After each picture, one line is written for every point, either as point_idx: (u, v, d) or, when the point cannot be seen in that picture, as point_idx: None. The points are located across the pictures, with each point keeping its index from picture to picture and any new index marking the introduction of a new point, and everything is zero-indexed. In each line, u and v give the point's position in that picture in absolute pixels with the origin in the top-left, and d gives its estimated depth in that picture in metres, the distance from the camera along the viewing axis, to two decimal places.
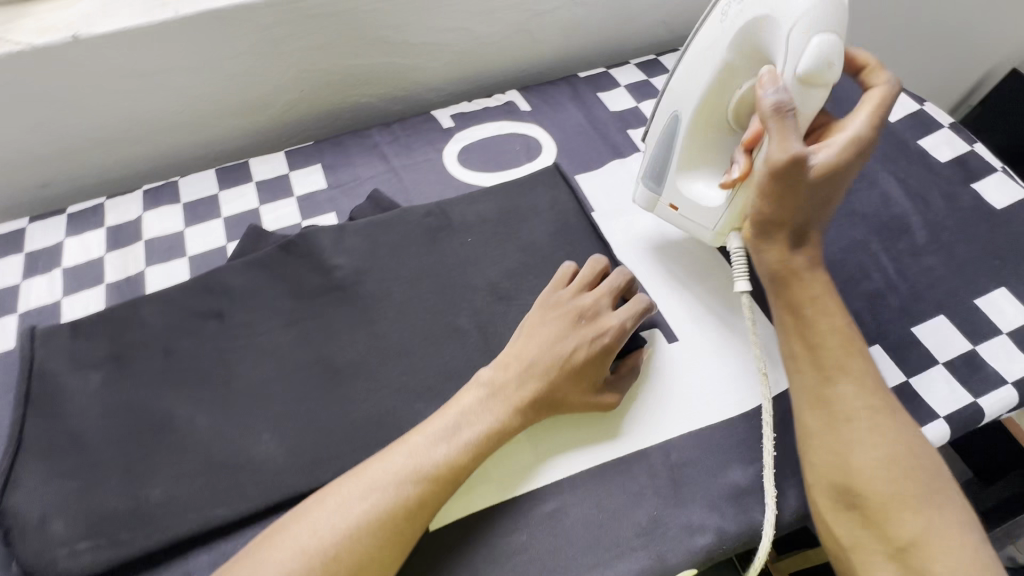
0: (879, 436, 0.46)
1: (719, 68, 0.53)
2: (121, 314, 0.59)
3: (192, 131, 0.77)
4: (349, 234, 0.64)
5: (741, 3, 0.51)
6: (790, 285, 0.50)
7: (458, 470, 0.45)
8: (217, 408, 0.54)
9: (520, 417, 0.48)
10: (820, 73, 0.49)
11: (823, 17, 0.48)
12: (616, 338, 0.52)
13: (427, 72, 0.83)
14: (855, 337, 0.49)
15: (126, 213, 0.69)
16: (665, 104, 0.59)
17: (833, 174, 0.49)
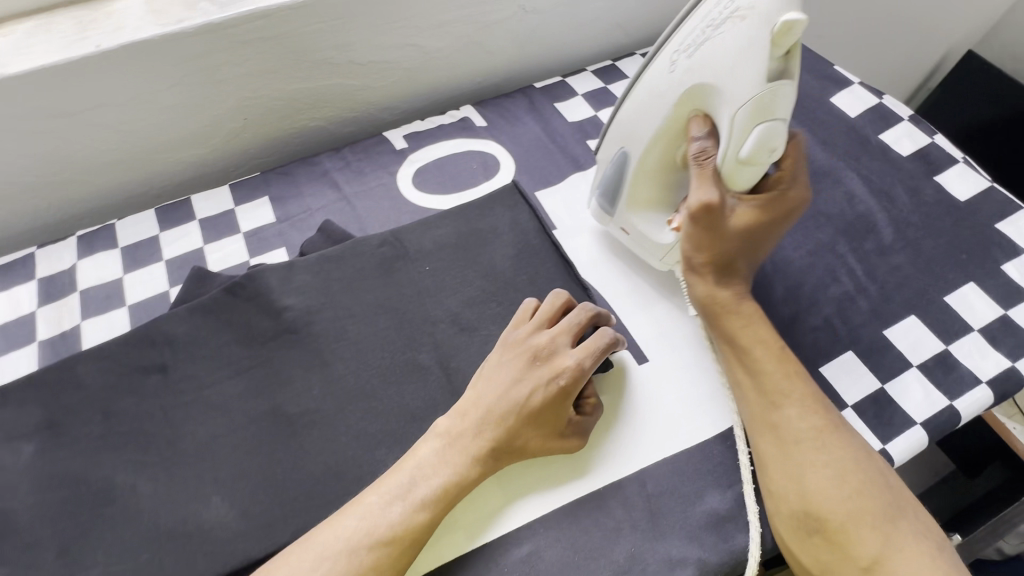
0: (830, 456, 0.46)
1: (664, 118, 0.52)
2: (54, 375, 0.55)
3: (129, 169, 0.73)
4: (299, 271, 0.61)
5: (690, 61, 0.49)
6: (722, 320, 0.53)
7: (416, 531, 0.45)
8: (163, 472, 0.50)
9: (479, 467, 0.47)
10: (756, 153, 0.49)
11: (772, 104, 0.47)
12: (573, 379, 0.50)
13: (378, 91, 0.80)
14: (791, 360, 0.50)
15: (59, 263, 0.65)
16: (614, 136, 0.58)
17: (752, 221, 0.52)
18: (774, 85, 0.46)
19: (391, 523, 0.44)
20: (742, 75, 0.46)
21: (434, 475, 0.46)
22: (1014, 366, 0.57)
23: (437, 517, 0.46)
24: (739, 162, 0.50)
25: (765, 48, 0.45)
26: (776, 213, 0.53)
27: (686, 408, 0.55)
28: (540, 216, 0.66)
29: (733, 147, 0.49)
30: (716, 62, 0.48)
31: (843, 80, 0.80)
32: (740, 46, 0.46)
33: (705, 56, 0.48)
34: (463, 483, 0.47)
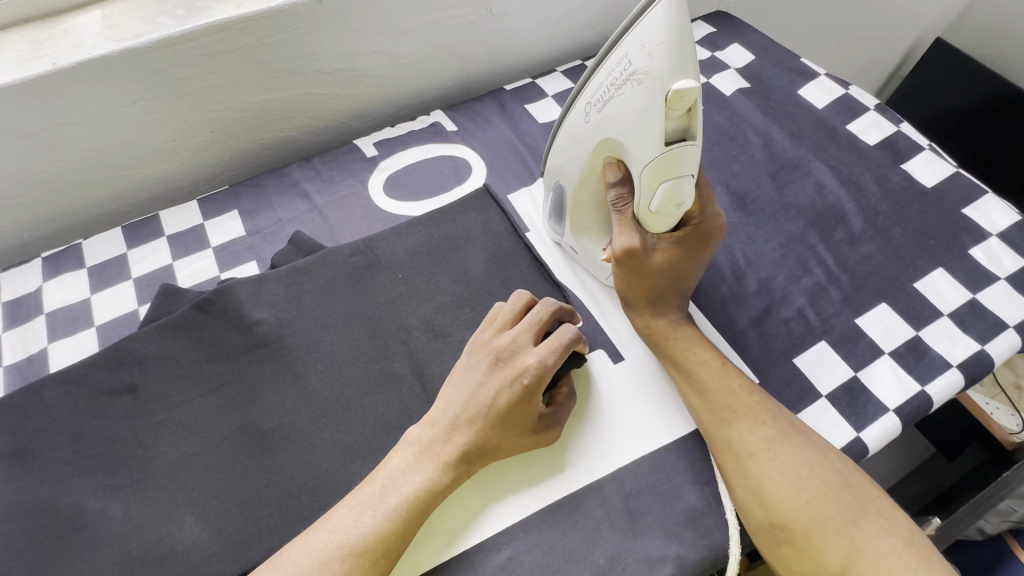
0: (785, 464, 0.47)
1: (584, 163, 0.51)
2: (20, 401, 0.54)
3: (95, 187, 0.72)
4: (269, 284, 0.60)
5: (598, 114, 0.46)
6: (661, 347, 0.55)
7: (388, 542, 0.44)
8: (134, 495, 0.50)
9: (453, 471, 0.47)
10: (665, 209, 0.46)
11: (674, 165, 0.43)
12: (537, 377, 0.49)
13: (346, 99, 0.79)
14: (735, 376, 0.52)
15: (25, 285, 0.63)
16: (551, 170, 0.57)
17: (674, 257, 0.53)
18: (674, 148, 0.42)
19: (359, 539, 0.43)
20: (642, 137, 0.42)
21: (405, 485, 0.46)
22: (983, 350, 0.57)
23: (409, 527, 0.45)
24: (652, 213, 0.47)
25: (658, 114, 0.41)
26: (697, 245, 0.53)
27: (662, 405, 0.55)
28: (511, 219, 0.66)
29: (641, 202, 0.46)
30: (619, 120, 0.44)
31: (810, 72, 0.81)
32: (637, 110, 0.42)
33: (609, 113, 0.45)
34: (437, 490, 0.47)
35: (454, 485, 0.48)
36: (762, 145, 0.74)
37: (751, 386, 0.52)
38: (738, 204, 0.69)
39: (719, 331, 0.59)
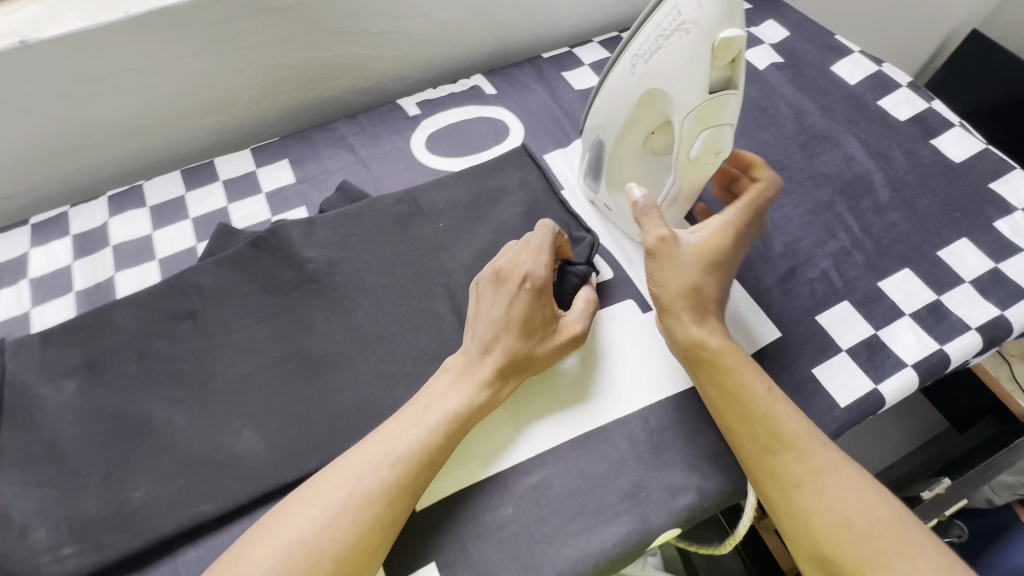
0: (834, 496, 0.45)
1: (626, 116, 0.53)
2: (92, 321, 0.58)
3: (155, 134, 0.76)
4: (319, 226, 0.64)
5: (643, 67, 0.48)
6: (703, 362, 0.51)
7: (432, 453, 0.48)
8: (196, 408, 0.54)
9: (491, 387, 0.51)
10: (705, 156, 0.48)
11: (716, 112, 0.45)
12: (542, 281, 0.53)
13: (390, 61, 0.82)
14: (781, 401, 0.49)
15: (92, 220, 0.68)
16: (590, 124, 0.59)
17: (710, 253, 0.53)
18: (717, 96, 0.44)
19: (398, 482, 0.46)
20: (687, 85, 0.45)
21: (446, 409, 0.49)
22: (1002, 314, 0.59)
23: (448, 445, 0.49)
24: (690, 162, 0.49)
25: (705, 63, 0.43)
26: (735, 244, 0.54)
27: None
28: (547, 177, 0.69)
29: (681, 150, 0.48)
30: (663, 70, 0.46)
31: (844, 49, 0.82)
32: (684, 59, 0.44)
33: (656, 64, 0.47)
34: (478, 406, 0.50)
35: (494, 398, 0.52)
36: (793, 118, 0.76)
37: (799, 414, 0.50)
38: None
39: (745, 288, 0.62)
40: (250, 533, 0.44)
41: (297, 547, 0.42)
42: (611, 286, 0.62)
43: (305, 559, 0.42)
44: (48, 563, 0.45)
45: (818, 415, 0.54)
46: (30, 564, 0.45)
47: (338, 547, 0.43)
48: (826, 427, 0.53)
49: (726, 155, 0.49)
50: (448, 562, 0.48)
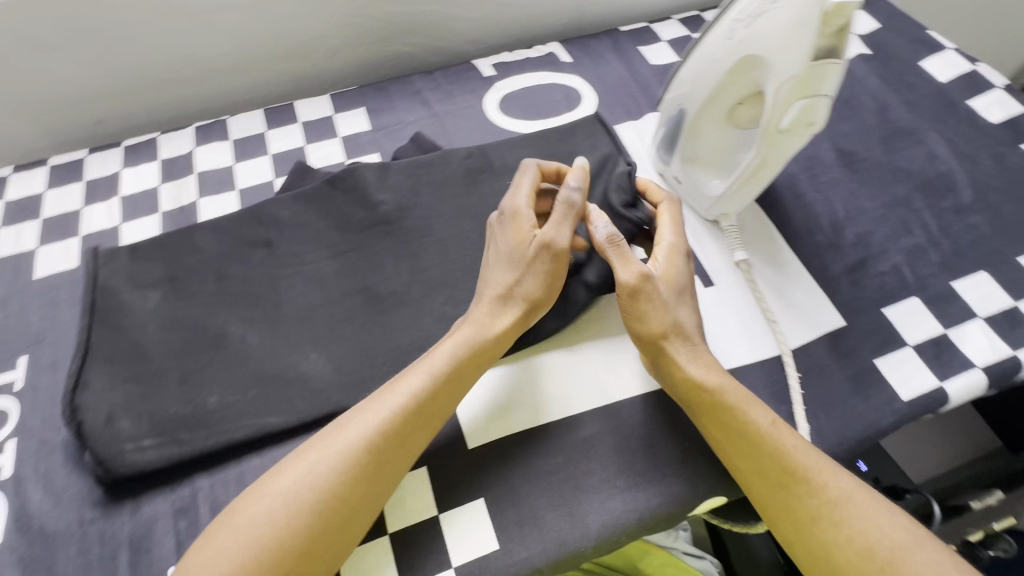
0: (850, 526, 0.44)
1: (715, 83, 0.52)
2: (177, 240, 0.62)
3: (240, 73, 0.79)
4: (393, 171, 0.65)
5: (743, 32, 0.48)
6: (705, 407, 0.49)
7: (438, 394, 0.48)
8: (268, 328, 0.56)
9: (461, 359, 0.49)
10: (798, 127, 0.47)
11: (817, 81, 0.44)
12: (521, 212, 0.53)
13: (468, 22, 0.83)
14: (785, 435, 0.47)
15: (179, 147, 0.72)
16: (673, 92, 0.58)
17: (675, 281, 0.53)
18: (820, 63, 0.43)
19: (387, 461, 0.46)
20: (791, 49, 0.44)
21: (408, 393, 0.47)
22: None
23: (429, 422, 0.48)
24: (779, 133, 0.48)
25: (813, 29, 0.43)
26: (688, 262, 0.54)
27: (750, 330, 0.57)
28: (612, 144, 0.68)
29: (772, 119, 0.47)
30: (766, 35, 0.46)
31: (937, 46, 0.79)
32: (791, 24, 0.44)
33: (759, 29, 0.46)
34: (446, 380, 0.49)
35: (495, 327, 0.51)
36: (875, 111, 0.74)
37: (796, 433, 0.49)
38: (844, 162, 0.69)
39: (811, 275, 0.61)
40: (265, 476, 0.45)
41: (307, 512, 0.42)
42: None
43: (315, 523, 0.42)
44: (130, 451, 0.49)
45: (878, 405, 0.53)
46: (114, 449, 0.48)
47: (354, 511, 0.44)
48: (885, 418, 0.53)
49: (818, 131, 0.48)
50: (497, 500, 0.49)
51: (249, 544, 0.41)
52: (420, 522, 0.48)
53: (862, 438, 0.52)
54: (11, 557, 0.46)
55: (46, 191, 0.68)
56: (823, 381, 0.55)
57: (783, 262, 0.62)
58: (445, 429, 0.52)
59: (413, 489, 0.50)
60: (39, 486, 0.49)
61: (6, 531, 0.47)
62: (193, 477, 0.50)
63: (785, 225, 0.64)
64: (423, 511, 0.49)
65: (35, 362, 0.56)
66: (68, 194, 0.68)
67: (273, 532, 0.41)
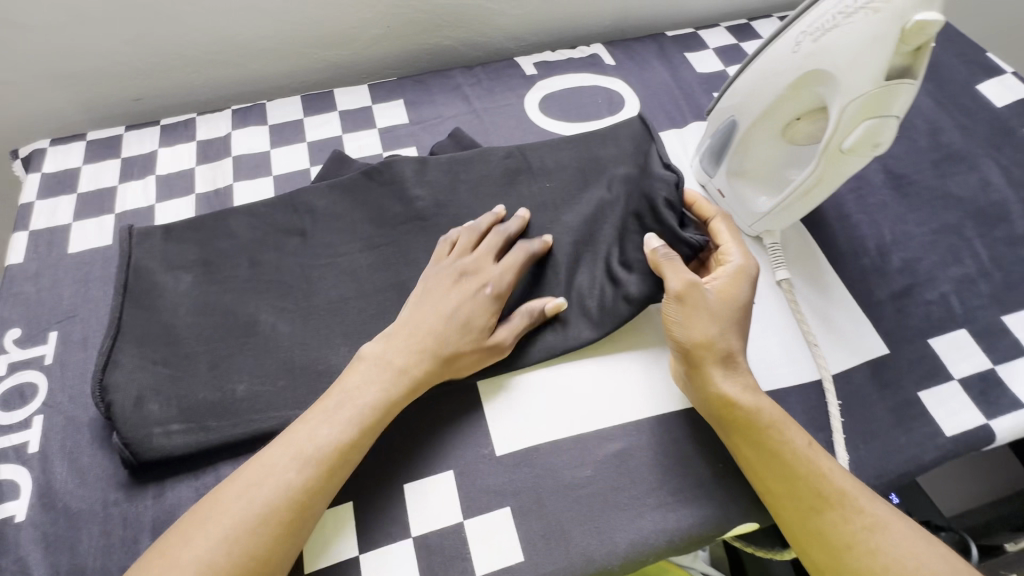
0: (886, 554, 0.42)
1: (774, 97, 0.50)
2: (212, 223, 0.61)
3: (279, 59, 0.78)
4: (431, 166, 0.64)
5: (810, 46, 0.46)
6: (739, 424, 0.47)
7: (351, 446, 0.46)
8: (299, 318, 0.56)
9: (386, 407, 0.48)
10: (861, 146, 0.46)
11: (888, 100, 0.43)
12: (500, 287, 0.54)
13: (512, 18, 0.82)
14: (820, 457, 0.46)
15: (216, 129, 0.71)
16: (725, 103, 0.56)
17: (732, 299, 0.52)
18: (891, 83, 0.43)
19: (311, 507, 0.44)
20: (863, 67, 0.43)
21: (333, 440, 0.45)
22: None
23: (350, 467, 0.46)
24: (841, 152, 0.47)
25: (889, 46, 0.41)
26: (752, 287, 0.53)
27: (789, 351, 0.56)
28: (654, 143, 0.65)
29: (835, 138, 0.46)
30: (836, 50, 0.44)
31: (995, 68, 0.76)
32: (865, 40, 0.42)
33: (829, 43, 0.45)
34: (368, 428, 0.47)
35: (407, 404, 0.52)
36: (927, 133, 0.72)
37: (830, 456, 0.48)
38: (893, 184, 0.67)
39: (854, 298, 0.59)
40: (201, 509, 0.42)
41: (267, 526, 0.42)
42: None
43: (266, 552, 0.41)
44: (157, 435, 0.48)
45: (921, 440, 0.51)
46: (142, 431, 0.48)
47: (285, 553, 0.42)
48: (928, 453, 0.51)
49: (881, 152, 0.47)
50: (524, 510, 0.48)
51: (223, 544, 0.40)
52: (444, 528, 0.47)
53: (903, 472, 0.50)
54: (35, 533, 0.46)
55: (83, 166, 0.68)
56: (864, 410, 0.53)
57: (825, 285, 0.60)
58: (473, 433, 0.51)
59: (439, 493, 0.49)
60: (65, 463, 0.49)
61: (31, 507, 0.47)
62: (218, 465, 0.50)
63: (829, 246, 0.63)
64: (448, 516, 0.48)
65: (66, 338, 0.56)
66: (104, 170, 0.67)
67: (220, 566, 0.40)
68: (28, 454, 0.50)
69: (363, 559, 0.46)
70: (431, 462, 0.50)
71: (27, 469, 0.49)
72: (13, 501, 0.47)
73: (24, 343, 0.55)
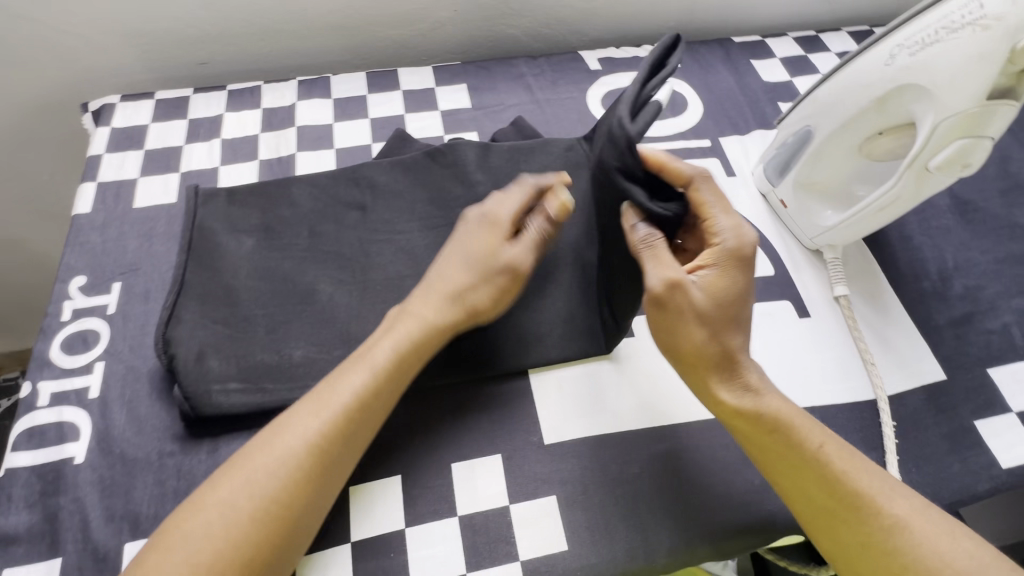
0: (907, 555, 0.40)
1: (859, 108, 0.50)
2: (275, 190, 0.62)
3: (345, 34, 0.79)
4: (494, 153, 0.64)
5: (907, 59, 0.46)
6: (744, 431, 0.45)
7: (364, 406, 0.45)
8: (356, 291, 0.56)
9: (400, 357, 0.47)
10: (949, 166, 0.47)
11: (984, 120, 0.44)
12: (498, 217, 0.51)
13: (578, 12, 0.81)
14: (844, 456, 0.44)
15: (281, 99, 0.72)
16: (802, 111, 0.56)
17: (723, 292, 0.46)
18: (991, 103, 0.43)
19: (339, 459, 0.43)
20: (965, 84, 0.43)
21: (352, 390, 0.45)
22: None
23: (373, 417, 0.45)
24: (926, 171, 0.48)
25: (995, 66, 0.42)
26: (747, 271, 0.46)
27: (844, 369, 0.55)
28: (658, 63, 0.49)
29: (923, 155, 0.47)
30: (936, 65, 0.44)
31: None
32: (969, 58, 0.43)
33: (928, 58, 0.45)
34: (386, 379, 0.46)
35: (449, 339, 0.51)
36: (995, 160, 0.70)
37: (843, 444, 0.45)
38: (958, 210, 0.66)
39: (913, 321, 0.58)
40: (227, 464, 0.42)
41: (280, 488, 0.41)
42: (771, 283, 0.59)
43: (281, 511, 0.41)
44: (216, 392, 0.49)
45: (976, 469, 0.51)
46: (202, 387, 0.49)
47: (309, 505, 0.42)
48: (983, 483, 0.50)
49: (967, 173, 0.48)
50: (570, 500, 0.48)
51: (247, 500, 0.40)
52: (491, 510, 0.48)
53: (955, 499, 0.50)
54: (92, 476, 0.47)
55: (151, 123, 0.69)
56: (919, 435, 0.52)
57: (883, 306, 0.59)
58: (522, 420, 0.51)
59: (485, 476, 0.49)
60: (124, 411, 0.50)
61: (89, 451, 0.48)
62: None
63: (890, 266, 0.62)
64: (494, 499, 0.48)
65: (128, 290, 0.57)
66: (172, 130, 0.68)
67: (242, 522, 0.39)
68: (89, 399, 0.51)
69: (411, 533, 0.46)
70: (479, 445, 0.50)
71: (87, 413, 0.50)
72: (73, 443, 0.49)
73: (88, 292, 0.57)
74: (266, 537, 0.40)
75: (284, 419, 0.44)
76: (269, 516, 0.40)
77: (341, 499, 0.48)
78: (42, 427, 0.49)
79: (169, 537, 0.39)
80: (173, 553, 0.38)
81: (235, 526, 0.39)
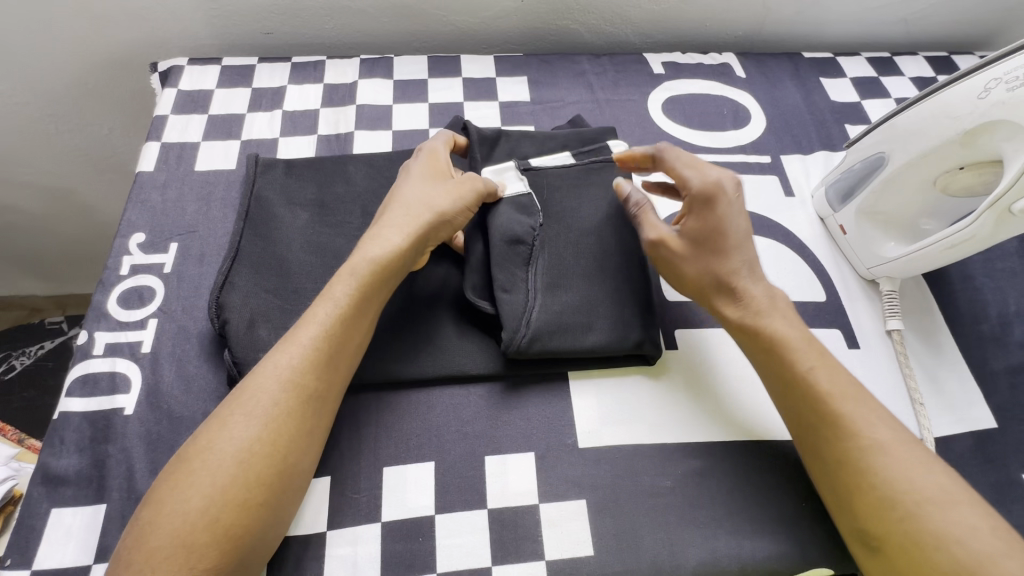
0: (875, 473, 0.41)
1: (945, 140, 0.49)
2: (332, 167, 0.62)
3: (410, 18, 0.79)
4: (535, 142, 0.62)
5: (1003, 95, 0.46)
6: (767, 349, 0.48)
7: (329, 346, 0.46)
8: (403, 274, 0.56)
9: (362, 292, 0.48)
10: None
11: None
12: (431, 149, 0.56)
13: (646, 13, 0.80)
14: (851, 384, 0.45)
15: (343, 76, 0.72)
16: (878, 136, 0.55)
17: (704, 229, 0.50)
18: None
19: (316, 395, 0.45)
20: None
21: (318, 326, 0.46)
22: None
23: (343, 355, 0.46)
24: (1010, 212, 0.46)
25: None
26: (729, 208, 0.50)
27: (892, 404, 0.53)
28: (478, 148, 0.60)
29: (1011, 194, 0.46)
30: None
31: None
32: None
33: None
34: (350, 315, 0.47)
35: (409, 263, 0.50)
36: None
37: (839, 370, 0.46)
38: None
39: (968, 365, 0.56)
40: (217, 414, 0.43)
41: (261, 430, 0.42)
42: (822, 310, 0.58)
43: (260, 455, 0.41)
44: None
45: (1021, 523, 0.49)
46: (252, 355, 0.50)
47: (291, 453, 0.43)
48: None
49: None
50: (600, 506, 0.48)
51: (232, 445, 0.41)
52: (519, 506, 0.48)
53: None
54: (140, 429, 0.49)
55: (216, 90, 0.70)
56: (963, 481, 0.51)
57: (935, 344, 0.57)
58: (558, 420, 0.51)
59: (517, 472, 0.49)
60: (172, 368, 0.52)
61: (139, 404, 0.50)
62: None
63: (948, 305, 0.60)
64: (523, 496, 0.48)
65: (185, 251, 0.58)
66: (236, 97, 0.70)
67: (228, 466, 0.40)
68: (141, 353, 0.52)
69: (439, 520, 0.47)
70: (513, 440, 0.50)
71: (138, 367, 0.52)
72: (124, 394, 0.50)
73: (147, 249, 0.58)
74: (252, 479, 0.40)
75: (262, 362, 0.45)
76: (252, 457, 0.41)
77: (374, 479, 0.48)
78: (96, 376, 0.51)
79: (162, 492, 0.40)
80: (166, 506, 0.39)
81: (217, 472, 0.40)
